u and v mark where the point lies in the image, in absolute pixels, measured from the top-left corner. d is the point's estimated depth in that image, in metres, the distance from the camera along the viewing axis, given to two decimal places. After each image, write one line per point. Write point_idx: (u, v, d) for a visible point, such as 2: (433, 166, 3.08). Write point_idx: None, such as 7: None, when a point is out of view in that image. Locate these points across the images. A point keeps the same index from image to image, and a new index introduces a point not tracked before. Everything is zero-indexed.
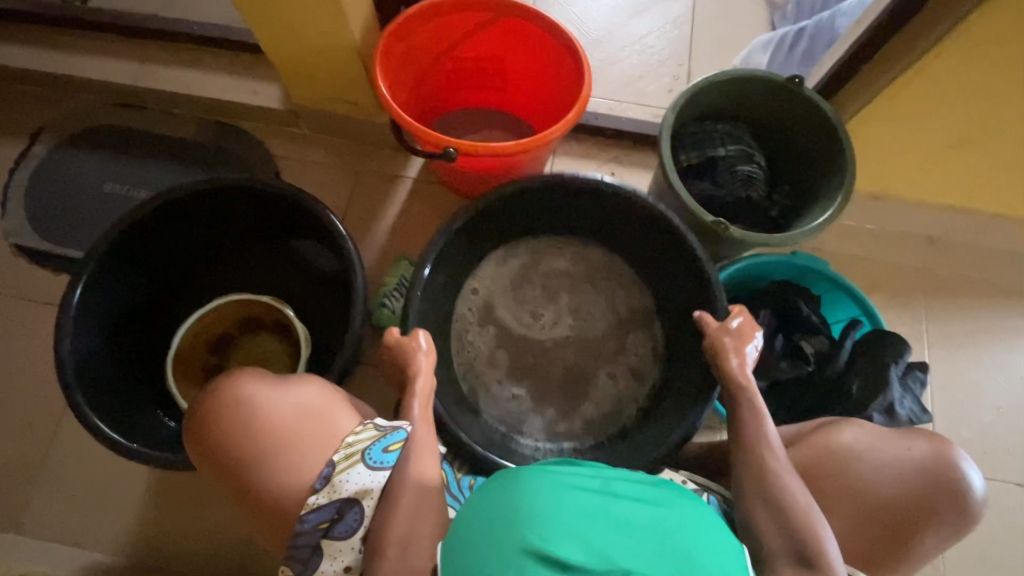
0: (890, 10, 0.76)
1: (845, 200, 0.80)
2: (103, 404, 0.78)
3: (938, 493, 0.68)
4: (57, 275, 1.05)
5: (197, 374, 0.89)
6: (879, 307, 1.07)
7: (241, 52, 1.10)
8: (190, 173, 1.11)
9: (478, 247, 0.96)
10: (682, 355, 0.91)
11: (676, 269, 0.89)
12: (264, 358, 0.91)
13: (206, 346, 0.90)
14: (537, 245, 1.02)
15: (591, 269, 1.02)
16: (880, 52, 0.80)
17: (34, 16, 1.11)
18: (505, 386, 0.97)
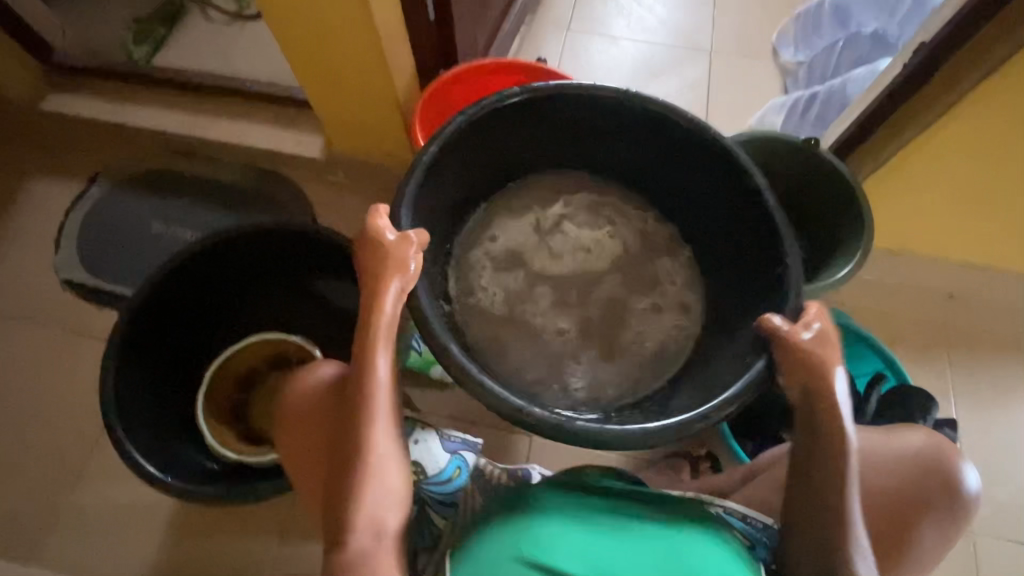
0: (900, 78, 0.81)
1: (865, 254, 0.83)
2: (140, 436, 0.81)
3: (927, 480, 0.70)
4: (100, 309, 1.10)
5: (223, 409, 0.91)
6: (903, 362, 1.07)
7: (288, 106, 1.19)
8: (232, 215, 1.17)
9: (483, 175, 0.84)
10: (732, 312, 0.78)
11: (728, 204, 0.76)
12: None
13: (233, 381, 0.92)
14: (550, 180, 0.90)
15: (615, 214, 0.91)
16: (893, 116, 0.84)
17: (104, 72, 1.22)
18: (523, 337, 0.86)
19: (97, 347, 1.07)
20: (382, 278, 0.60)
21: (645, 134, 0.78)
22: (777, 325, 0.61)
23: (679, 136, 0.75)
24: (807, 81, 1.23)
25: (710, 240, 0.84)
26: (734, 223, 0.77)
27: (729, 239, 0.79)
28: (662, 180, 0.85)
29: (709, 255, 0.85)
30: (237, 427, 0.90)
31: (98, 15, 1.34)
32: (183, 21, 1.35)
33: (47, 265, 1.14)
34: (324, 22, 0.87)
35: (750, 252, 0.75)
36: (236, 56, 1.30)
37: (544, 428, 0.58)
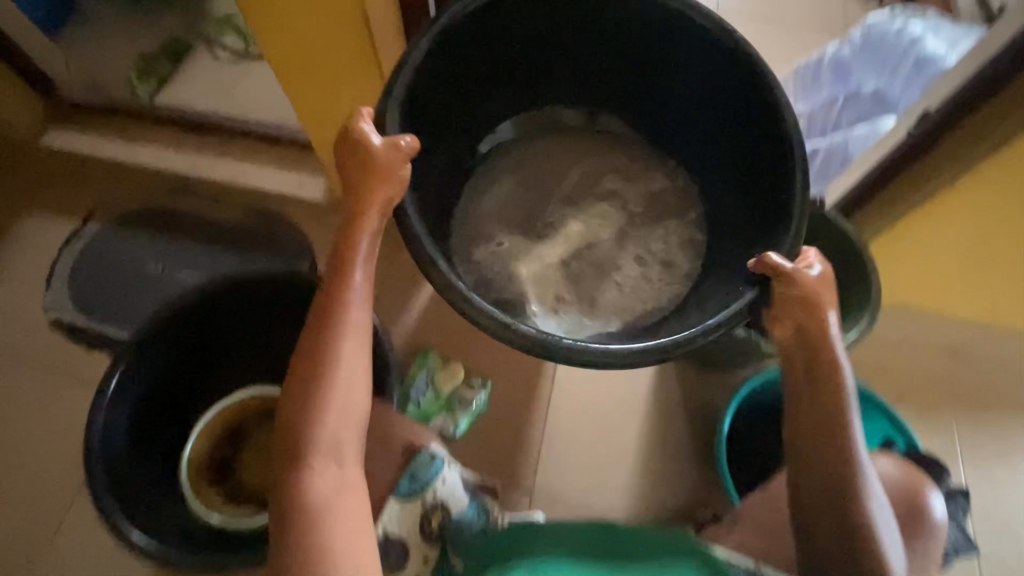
0: (902, 146, 0.82)
1: (873, 321, 0.83)
2: (127, 498, 0.78)
3: (892, 503, 0.75)
4: (90, 351, 1.07)
5: (207, 466, 0.87)
6: (908, 416, 1.06)
7: (292, 148, 1.19)
8: (230, 257, 1.15)
9: (490, 96, 0.91)
10: (732, 244, 0.85)
11: (741, 129, 0.81)
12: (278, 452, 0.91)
13: (222, 437, 0.89)
14: (566, 114, 1.00)
15: (631, 157, 1.01)
16: (897, 180, 0.85)
17: (107, 111, 1.22)
18: (535, 275, 0.95)
19: (85, 392, 1.05)
20: (374, 176, 0.62)
21: (659, 49, 0.84)
22: (778, 263, 0.64)
23: (690, 52, 0.81)
24: (807, 132, 1.25)
25: (716, 177, 0.91)
26: (740, 148, 0.82)
27: (732, 169, 0.86)
28: (665, 104, 0.93)
29: (716, 188, 0.92)
30: (222, 486, 0.88)
31: (104, 51, 1.34)
32: (189, 57, 1.35)
33: (37, 305, 1.11)
34: (334, 68, 0.88)
35: (750, 174, 0.81)
36: (241, 94, 1.30)
37: (537, 349, 0.61)
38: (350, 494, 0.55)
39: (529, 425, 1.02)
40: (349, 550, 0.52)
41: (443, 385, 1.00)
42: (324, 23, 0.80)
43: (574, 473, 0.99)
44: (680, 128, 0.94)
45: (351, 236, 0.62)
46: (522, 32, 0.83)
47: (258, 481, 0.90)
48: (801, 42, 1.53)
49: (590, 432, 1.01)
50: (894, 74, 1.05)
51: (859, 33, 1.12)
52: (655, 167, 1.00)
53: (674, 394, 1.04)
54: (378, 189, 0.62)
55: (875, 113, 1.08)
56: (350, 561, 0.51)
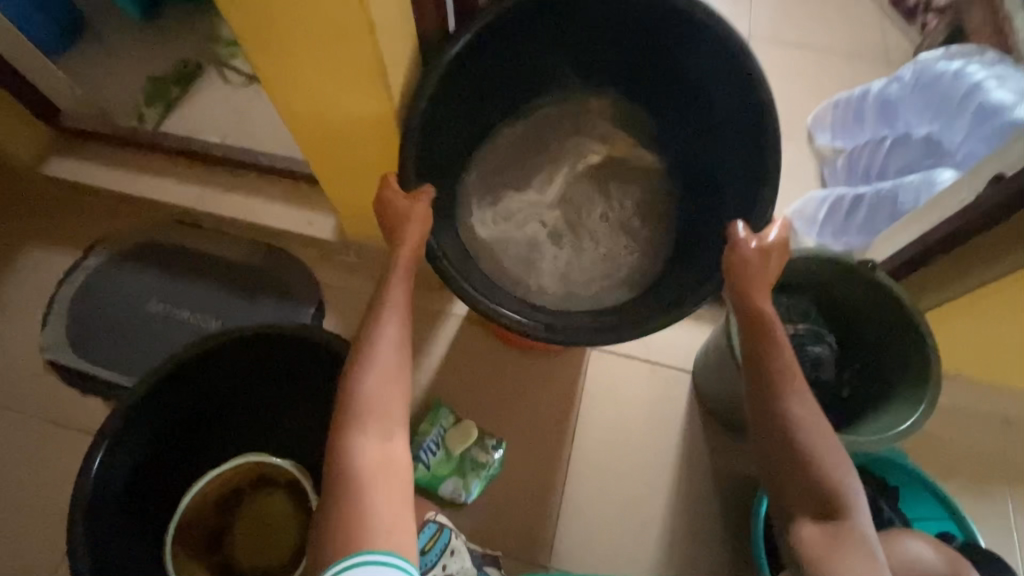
0: (972, 214, 0.74)
1: (931, 406, 0.74)
2: None
3: None
4: (84, 396, 1.02)
5: (196, 534, 0.83)
6: (958, 494, 0.97)
7: (302, 183, 1.13)
8: (233, 298, 1.10)
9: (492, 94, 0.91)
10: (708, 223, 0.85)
11: (728, 123, 0.81)
12: (271, 520, 0.86)
13: (213, 504, 0.84)
14: (564, 100, 1.01)
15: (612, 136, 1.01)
16: (964, 248, 0.77)
17: (111, 139, 1.16)
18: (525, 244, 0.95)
19: (80, 443, 1.00)
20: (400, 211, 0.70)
21: (659, 42, 0.83)
22: (737, 231, 0.69)
23: (694, 50, 0.79)
24: (847, 173, 1.17)
25: (702, 165, 0.91)
26: (728, 141, 0.82)
27: (717, 160, 0.86)
28: (666, 97, 0.92)
29: (702, 172, 0.91)
30: (211, 559, 0.84)
31: (112, 75, 1.30)
32: (198, 82, 1.30)
33: (34, 346, 1.07)
34: (346, 116, 0.82)
35: (734, 164, 0.82)
36: (251, 122, 1.25)
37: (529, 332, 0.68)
38: (391, 470, 0.56)
39: (547, 491, 0.95)
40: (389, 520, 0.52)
41: (454, 446, 0.92)
42: (339, 73, 0.74)
43: (592, 547, 0.92)
44: (672, 117, 0.94)
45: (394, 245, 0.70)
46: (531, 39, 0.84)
47: (248, 553, 0.86)
48: (838, 73, 1.45)
49: (612, 502, 0.95)
50: (950, 119, 0.97)
51: (910, 72, 1.04)
52: (641, 161, 1.00)
53: (703, 461, 0.97)
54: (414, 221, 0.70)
55: (928, 162, 1.01)
56: (382, 528, 0.51)
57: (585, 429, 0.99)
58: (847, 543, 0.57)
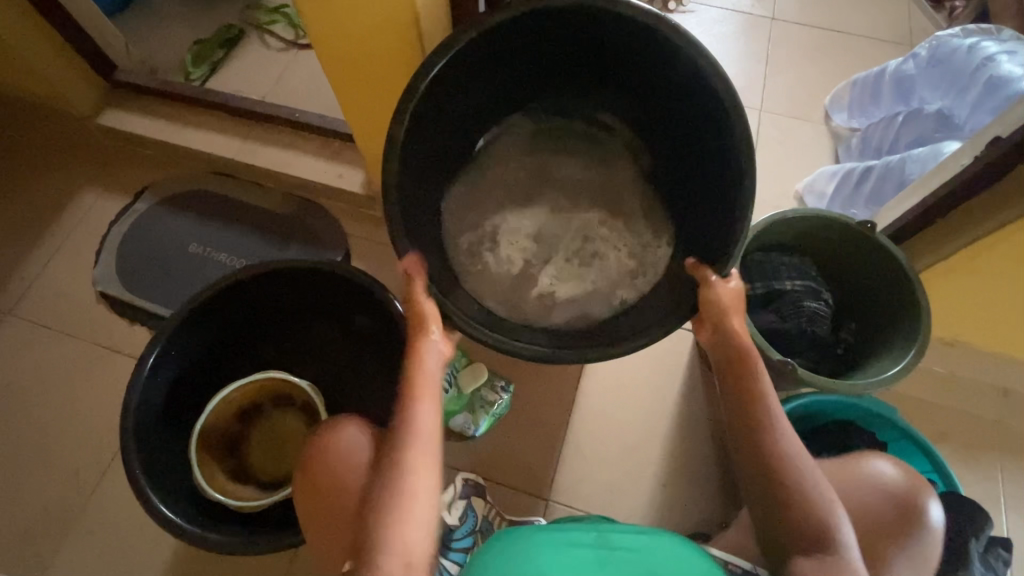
0: (966, 176, 0.77)
1: (919, 354, 0.78)
2: (157, 472, 0.81)
3: (884, 506, 0.72)
4: (132, 325, 1.12)
5: (218, 437, 0.92)
6: (949, 459, 1.00)
7: (334, 140, 1.20)
8: (268, 243, 1.18)
9: (478, 109, 0.87)
10: (696, 207, 0.85)
11: (714, 145, 0.76)
12: (285, 436, 0.96)
13: (236, 412, 0.93)
14: (559, 117, 0.98)
15: (610, 159, 1.00)
16: (959, 209, 0.80)
17: (159, 92, 1.25)
18: (516, 262, 0.94)
19: (127, 366, 1.10)
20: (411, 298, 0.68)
21: (650, 56, 0.75)
22: (709, 272, 0.70)
23: (681, 68, 0.72)
24: (860, 148, 1.19)
25: (689, 189, 0.86)
26: (715, 163, 0.76)
27: (705, 184, 0.81)
28: (658, 118, 0.87)
29: (689, 197, 0.87)
30: (228, 463, 0.92)
31: (161, 37, 1.39)
32: (241, 46, 1.38)
33: (87, 279, 1.17)
34: (379, 69, 0.88)
35: (718, 186, 0.76)
36: (288, 84, 1.32)
37: (528, 353, 0.67)
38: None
39: (550, 434, 1.01)
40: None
41: (465, 386, 0.96)
42: (375, 25, 0.80)
43: (590, 487, 0.98)
44: (666, 141, 0.89)
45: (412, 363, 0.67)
46: (510, 49, 0.78)
47: (264, 464, 0.95)
48: (860, 56, 1.46)
49: (610, 446, 1.00)
50: (960, 93, 0.99)
51: (926, 49, 1.06)
52: (629, 187, 0.98)
53: (699, 414, 1.02)
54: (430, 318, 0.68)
55: (937, 135, 1.03)
56: None
57: (589, 378, 1.05)
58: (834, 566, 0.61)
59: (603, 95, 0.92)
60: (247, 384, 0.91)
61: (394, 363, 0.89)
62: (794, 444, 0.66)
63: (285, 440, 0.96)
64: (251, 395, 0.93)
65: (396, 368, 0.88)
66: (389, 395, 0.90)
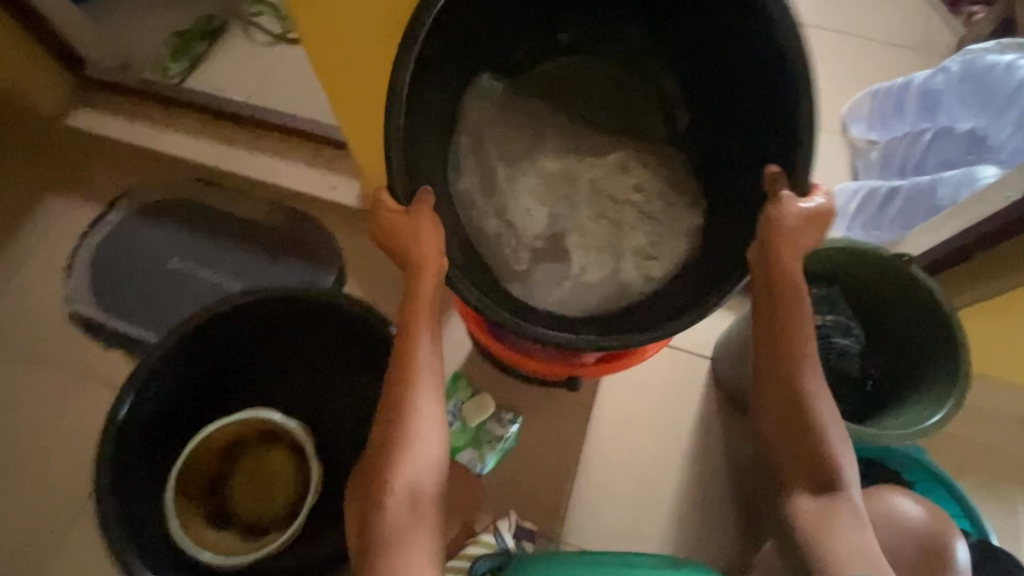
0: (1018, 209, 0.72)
1: (960, 402, 0.73)
2: (133, 525, 0.74)
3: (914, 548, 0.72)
4: (107, 349, 1.03)
5: (197, 478, 0.84)
6: (970, 493, 0.97)
7: (325, 146, 1.11)
8: (255, 259, 1.09)
9: (500, 25, 0.74)
10: None
11: (784, 81, 0.63)
12: (270, 479, 0.88)
13: (218, 451, 0.86)
14: (596, 61, 0.85)
15: (647, 117, 0.83)
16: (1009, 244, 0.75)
17: (134, 91, 1.15)
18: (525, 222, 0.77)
19: (101, 394, 1.01)
20: (405, 229, 0.61)
21: (711, 10, 0.69)
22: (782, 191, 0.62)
23: (744, 30, 0.66)
24: (884, 163, 1.13)
25: (745, 144, 0.72)
26: (785, 105, 0.63)
27: (769, 132, 0.67)
28: (713, 64, 0.75)
29: (744, 157, 0.72)
30: (207, 506, 0.85)
31: (135, 28, 1.28)
32: (223, 39, 1.27)
33: (56, 297, 1.07)
34: (378, 82, 0.80)
35: (792, 128, 0.63)
36: (275, 82, 1.22)
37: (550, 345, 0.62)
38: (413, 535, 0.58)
39: (559, 468, 0.96)
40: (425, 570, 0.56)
41: (470, 418, 0.93)
42: (376, 33, 0.72)
43: (602, 526, 0.93)
44: (720, 98, 0.76)
45: (415, 299, 0.63)
46: None
47: (250, 503, 0.87)
48: (876, 62, 1.40)
49: (623, 482, 0.95)
50: (997, 114, 0.94)
51: (958, 63, 0.99)
52: (664, 149, 0.81)
53: (716, 447, 0.97)
54: (431, 244, 0.61)
55: (969, 157, 0.98)
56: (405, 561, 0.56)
57: (602, 407, 0.99)
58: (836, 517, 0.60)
59: (654, 50, 0.82)
60: (230, 422, 0.84)
61: None
62: (820, 384, 0.63)
63: (270, 481, 0.88)
64: (239, 431, 0.86)
65: None
66: None
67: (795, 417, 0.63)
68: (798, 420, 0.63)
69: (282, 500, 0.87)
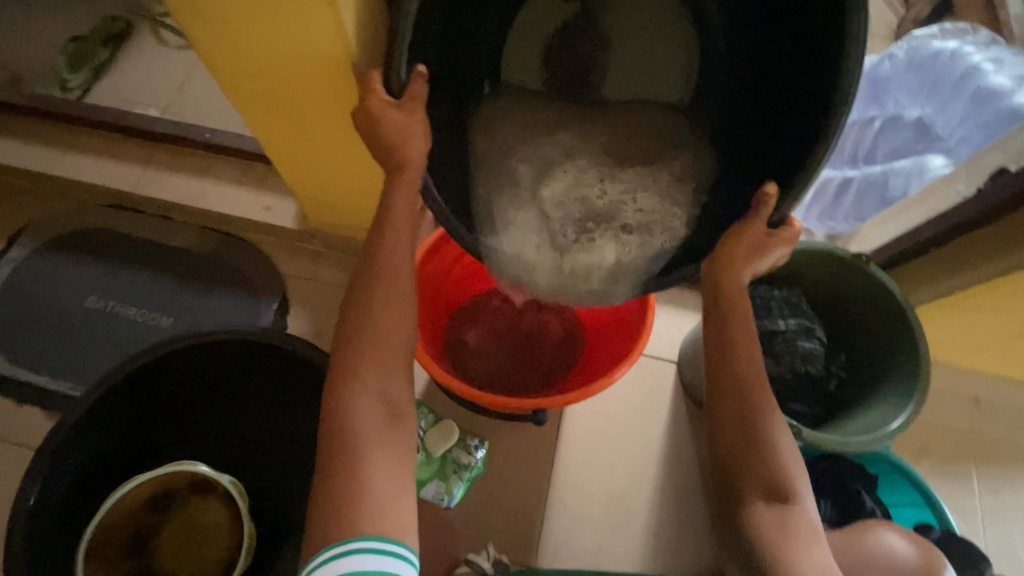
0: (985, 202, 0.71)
1: (920, 403, 0.74)
2: None
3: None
4: (21, 407, 0.92)
5: (113, 542, 0.73)
6: (929, 476, 0.98)
7: (256, 163, 1.03)
8: (184, 291, 0.99)
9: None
10: None
11: (806, 111, 0.55)
12: (199, 533, 0.76)
13: (143, 507, 0.75)
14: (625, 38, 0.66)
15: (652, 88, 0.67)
16: (969, 235, 0.76)
17: (29, 110, 1.03)
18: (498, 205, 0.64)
19: (16, 457, 0.90)
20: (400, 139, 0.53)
21: None
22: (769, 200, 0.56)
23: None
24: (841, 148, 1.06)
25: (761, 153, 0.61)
26: (810, 132, 0.54)
27: (779, 155, 0.58)
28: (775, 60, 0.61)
29: (749, 155, 0.63)
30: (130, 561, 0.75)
31: (26, 37, 1.13)
32: (131, 43, 1.14)
33: None
34: (301, 102, 0.72)
35: (800, 159, 0.55)
36: (194, 91, 1.11)
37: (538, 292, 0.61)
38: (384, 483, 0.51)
39: (531, 490, 0.93)
40: (390, 545, 0.48)
41: (434, 448, 0.85)
42: (291, 52, 0.65)
43: (578, 548, 0.90)
44: (760, 86, 0.63)
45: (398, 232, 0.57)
46: None
47: (174, 562, 0.76)
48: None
49: (595, 496, 0.93)
50: (945, 103, 0.93)
51: (903, 50, 0.98)
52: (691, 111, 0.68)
53: (685, 454, 0.96)
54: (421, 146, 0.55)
55: (918, 146, 0.98)
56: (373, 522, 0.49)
57: (570, 423, 0.96)
58: (796, 525, 0.57)
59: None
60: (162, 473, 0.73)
61: None
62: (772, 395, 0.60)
63: (196, 540, 0.76)
64: (169, 481, 0.75)
65: None
66: None
67: (742, 427, 0.60)
68: (747, 435, 0.60)
69: (206, 563, 0.76)
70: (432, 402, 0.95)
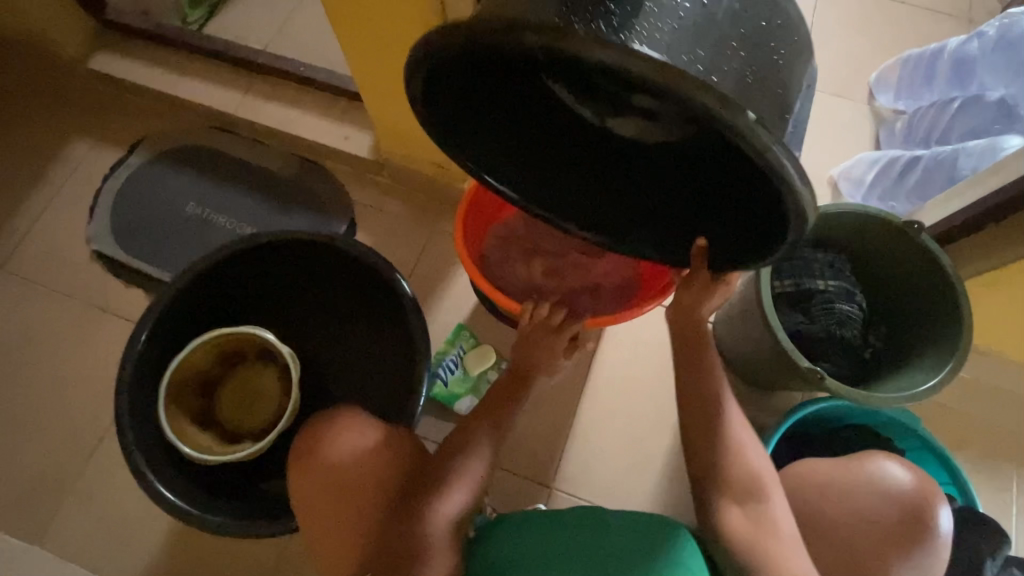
0: None
1: (955, 370, 0.74)
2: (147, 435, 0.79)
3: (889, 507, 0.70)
4: (129, 288, 1.08)
5: (187, 384, 0.85)
6: (964, 468, 0.96)
7: (341, 97, 1.12)
8: (268, 206, 1.12)
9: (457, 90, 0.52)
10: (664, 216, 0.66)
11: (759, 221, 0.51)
12: (257, 393, 0.88)
13: (212, 361, 0.86)
14: None
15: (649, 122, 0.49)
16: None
17: (154, 36, 1.17)
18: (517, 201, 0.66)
19: (120, 330, 1.06)
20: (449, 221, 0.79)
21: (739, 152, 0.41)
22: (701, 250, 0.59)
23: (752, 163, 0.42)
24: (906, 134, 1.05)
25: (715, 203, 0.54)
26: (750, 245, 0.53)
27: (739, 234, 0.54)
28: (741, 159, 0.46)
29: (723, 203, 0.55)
30: (195, 404, 0.86)
31: None
32: None
33: (81, 236, 1.11)
34: (387, 34, 0.79)
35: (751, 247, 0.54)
36: (292, 31, 1.22)
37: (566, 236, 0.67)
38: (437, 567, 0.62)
39: (558, 422, 0.98)
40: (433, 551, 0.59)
41: (472, 367, 0.97)
42: None
43: (594, 480, 0.96)
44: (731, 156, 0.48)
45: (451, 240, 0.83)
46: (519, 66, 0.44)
47: (228, 414, 0.88)
48: (927, 16, 1.24)
49: (618, 436, 0.98)
50: None
51: (995, 28, 0.95)
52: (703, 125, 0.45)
53: None
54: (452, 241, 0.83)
55: (996, 127, 0.94)
56: None
57: (601, 366, 1.01)
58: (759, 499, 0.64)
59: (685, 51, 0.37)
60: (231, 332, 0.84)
61: (394, 341, 0.85)
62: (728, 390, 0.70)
63: (251, 401, 0.88)
64: (234, 342, 0.86)
65: (398, 352, 0.85)
66: (388, 375, 0.87)
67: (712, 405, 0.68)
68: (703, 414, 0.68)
69: (257, 420, 0.87)
70: (475, 330, 1.03)
